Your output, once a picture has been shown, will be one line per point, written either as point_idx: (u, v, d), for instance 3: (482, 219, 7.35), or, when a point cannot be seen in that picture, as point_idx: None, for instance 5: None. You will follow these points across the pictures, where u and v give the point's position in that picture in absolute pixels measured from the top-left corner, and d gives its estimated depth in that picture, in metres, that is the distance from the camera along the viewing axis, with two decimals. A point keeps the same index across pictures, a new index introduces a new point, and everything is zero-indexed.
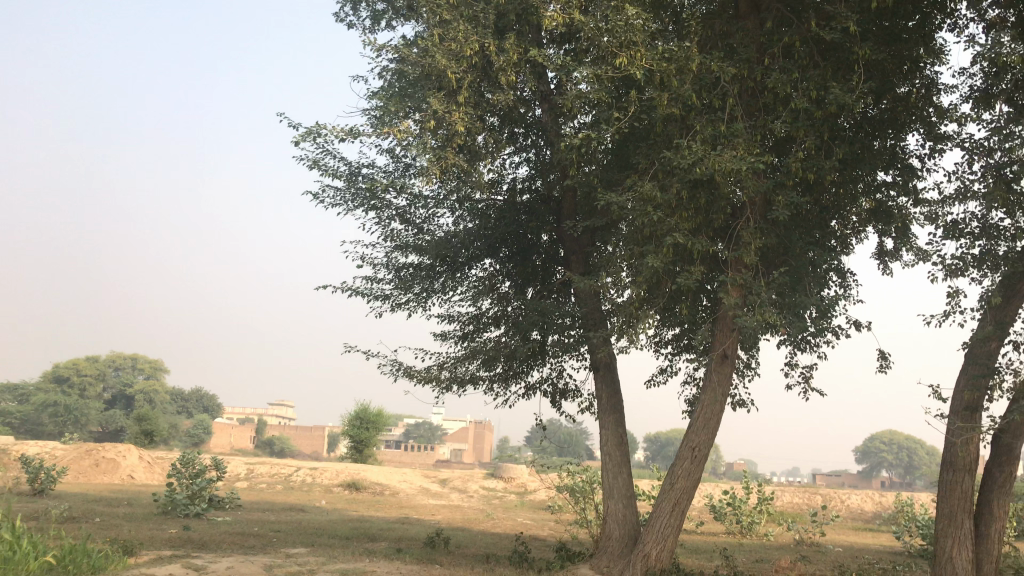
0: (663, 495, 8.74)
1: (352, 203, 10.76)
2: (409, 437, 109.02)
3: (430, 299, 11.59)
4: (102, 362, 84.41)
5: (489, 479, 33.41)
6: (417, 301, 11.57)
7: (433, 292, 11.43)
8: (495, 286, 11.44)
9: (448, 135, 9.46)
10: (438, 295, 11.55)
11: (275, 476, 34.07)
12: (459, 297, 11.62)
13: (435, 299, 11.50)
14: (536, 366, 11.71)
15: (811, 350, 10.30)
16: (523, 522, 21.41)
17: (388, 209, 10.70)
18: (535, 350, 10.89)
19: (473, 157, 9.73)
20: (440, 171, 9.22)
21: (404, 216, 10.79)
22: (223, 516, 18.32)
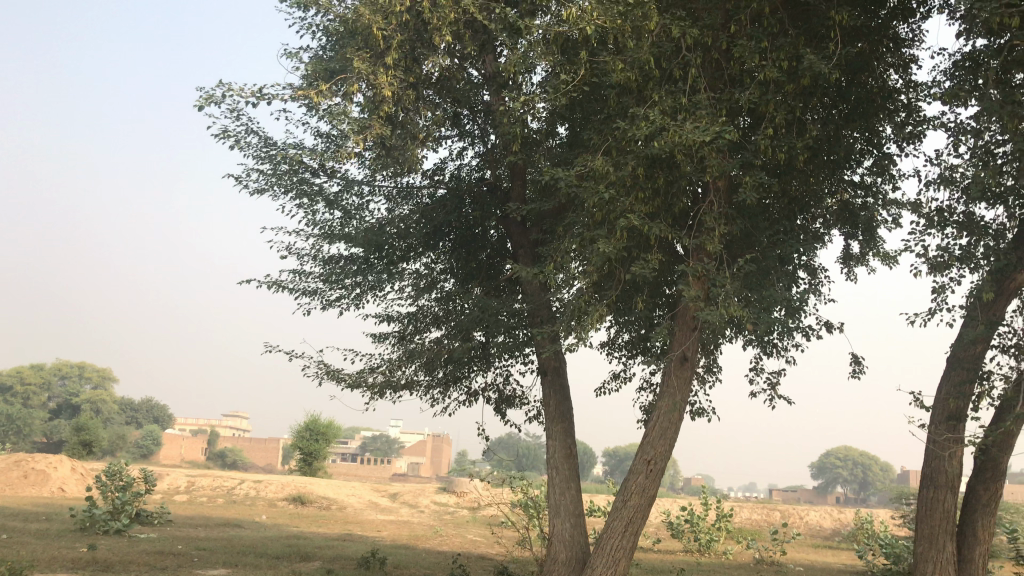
0: (615, 513, 7.81)
1: (277, 187, 9.90)
2: (364, 450, 107.07)
3: (365, 296, 10.74)
4: (47, 371, 81.75)
5: (441, 493, 32.30)
6: (350, 298, 10.70)
7: (368, 288, 10.57)
8: (436, 283, 10.64)
9: (375, 101, 8.81)
10: (373, 292, 10.71)
11: (217, 488, 32.64)
12: (397, 294, 10.78)
13: (370, 296, 10.65)
14: (479, 372, 10.90)
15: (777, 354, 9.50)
16: (473, 539, 20.41)
17: (317, 194, 9.86)
18: (477, 351, 10.06)
19: (403, 133, 9.07)
20: (363, 137, 8.61)
21: (335, 203, 9.95)
22: (147, 533, 17.04)
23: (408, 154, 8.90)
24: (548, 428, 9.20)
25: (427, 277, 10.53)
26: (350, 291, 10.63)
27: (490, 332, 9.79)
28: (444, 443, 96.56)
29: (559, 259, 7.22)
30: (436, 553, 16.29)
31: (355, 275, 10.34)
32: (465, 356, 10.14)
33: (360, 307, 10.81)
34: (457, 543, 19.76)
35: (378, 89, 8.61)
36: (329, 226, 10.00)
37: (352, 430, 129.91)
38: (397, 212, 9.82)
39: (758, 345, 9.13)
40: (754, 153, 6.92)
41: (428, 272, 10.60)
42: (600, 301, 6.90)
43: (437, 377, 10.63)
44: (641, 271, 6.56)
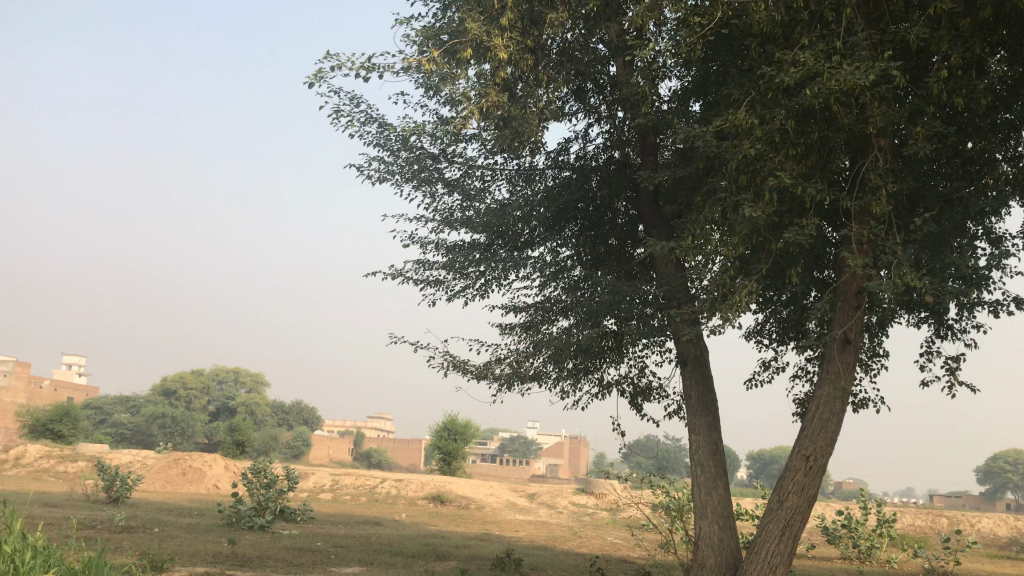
0: (770, 516, 6.99)
1: (398, 173, 9.63)
2: (504, 451, 107.88)
3: (490, 285, 10.31)
4: (206, 376, 86.64)
5: (579, 494, 31.70)
6: (475, 288, 10.30)
7: (493, 277, 10.12)
8: (564, 270, 10.08)
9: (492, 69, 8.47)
10: (499, 281, 10.25)
11: (360, 487, 33.26)
12: (523, 283, 10.30)
13: (495, 285, 10.21)
14: (612, 363, 10.26)
15: (954, 336, 8.35)
16: (613, 542, 19.72)
17: (437, 178, 9.51)
18: (608, 340, 9.43)
19: (524, 104, 8.74)
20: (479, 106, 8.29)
21: (457, 187, 9.57)
22: (289, 530, 17.27)
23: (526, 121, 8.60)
24: (690, 421, 8.42)
25: (554, 264, 9.97)
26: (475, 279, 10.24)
27: (623, 319, 9.14)
28: (583, 444, 95.98)
29: (699, 230, 6.48)
30: (574, 556, 15.69)
31: (479, 263, 9.92)
32: (596, 346, 9.53)
33: (485, 297, 10.38)
34: (597, 545, 19.09)
35: (495, 56, 8.24)
36: (450, 210, 9.64)
37: (491, 431, 131.28)
38: (518, 192, 9.29)
39: (932, 325, 8.05)
40: (927, 100, 5.91)
41: (555, 258, 10.04)
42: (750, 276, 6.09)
43: (566, 369, 10.05)
44: (796, 238, 5.71)
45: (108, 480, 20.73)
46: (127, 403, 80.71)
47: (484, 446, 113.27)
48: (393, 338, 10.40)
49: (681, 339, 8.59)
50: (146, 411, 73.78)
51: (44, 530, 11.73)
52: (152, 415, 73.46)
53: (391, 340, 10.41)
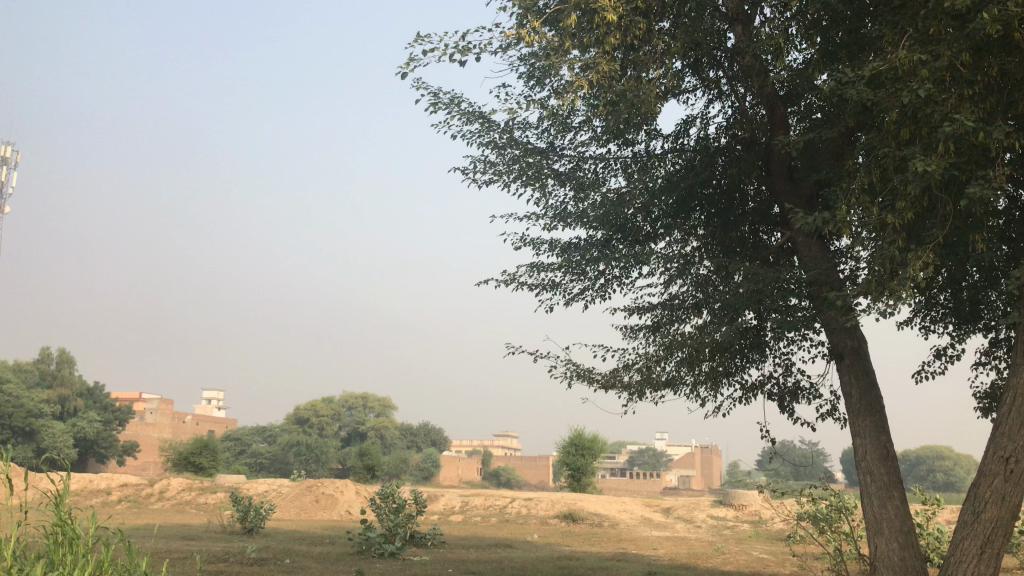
0: (965, 530, 5.92)
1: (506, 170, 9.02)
2: (633, 464, 105.85)
3: (612, 288, 9.54)
4: (336, 403, 88.74)
5: (716, 507, 30.23)
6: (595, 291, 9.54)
7: (614, 278, 9.36)
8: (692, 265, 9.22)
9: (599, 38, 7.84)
10: (621, 282, 9.48)
11: (490, 507, 32.79)
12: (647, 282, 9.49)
13: (617, 286, 9.44)
14: (753, 364, 9.30)
15: None
16: (759, 557, 18.40)
17: (547, 170, 8.85)
18: (748, 336, 8.50)
19: (637, 75, 8.03)
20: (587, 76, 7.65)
21: (569, 180, 8.87)
22: (420, 556, 16.82)
23: (642, 91, 7.92)
24: (853, 424, 7.42)
25: (681, 258, 9.13)
26: (594, 280, 9.52)
27: (764, 312, 8.20)
28: (714, 454, 93.16)
29: (854, 201, 5.58)
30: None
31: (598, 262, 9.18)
32: (735, 344, 8.61)
33: (607, 301, 9.62)
34: (743, 561, 17.82)
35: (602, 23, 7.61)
36: (564, 205, 8.96)
37: (618, 444, 129.47)
38: (634, 177, 8.53)
39: None
40: None
41: (681, 252, 9.20)
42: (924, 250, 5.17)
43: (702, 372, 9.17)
44: (988, 195, 4.75)
45: (242, 511, 20.88)
46: (264, 433, 83.54)
47: (611, 460, 111.59)
48: (510, 350, 9.77)
49: (833, 330, 7.65)
50: (282, 440, 76.12)
51: (176, 565, 11.60)
52: (288, 444, 75.68)
53: (509, 353, 9.79)
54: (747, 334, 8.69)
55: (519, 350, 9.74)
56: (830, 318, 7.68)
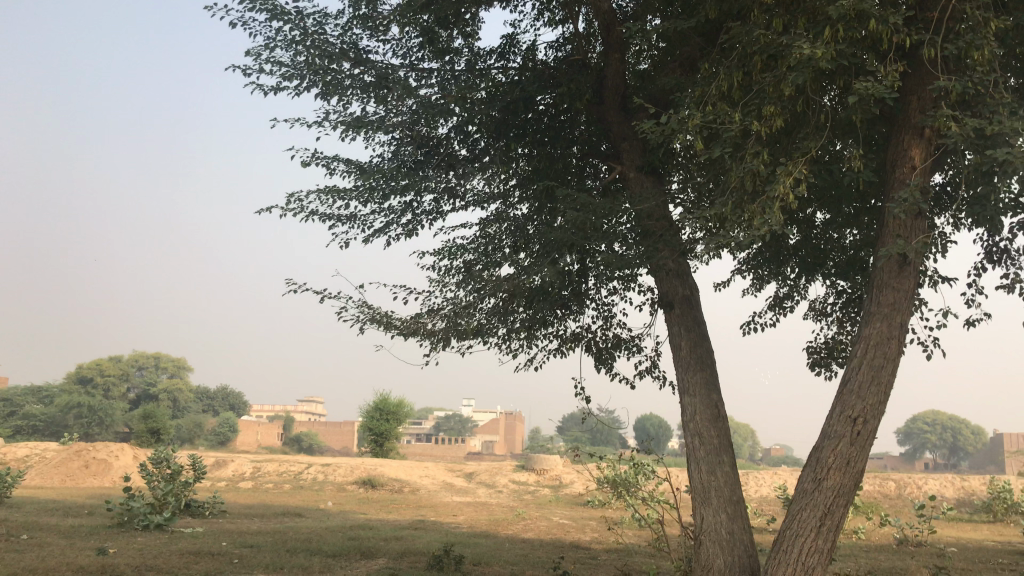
0: (804, 499, 5.21)
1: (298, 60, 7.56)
2: (438, 430, 105.84)
3: (418, 221, 8.32)
4: (124, 363, 82.16)
5: (518, 472, 30.00)
6: (398, 222, 8.27)
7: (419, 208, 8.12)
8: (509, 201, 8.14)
9: None
10: (427, 215, 8.27)
11: (283, 474, 30.86)
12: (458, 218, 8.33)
13: (425, 218, 8.23)
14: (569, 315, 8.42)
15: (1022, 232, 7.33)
16: (561, 522, 18.02)
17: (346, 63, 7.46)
18: (567, 279, 7.52)
19: None
20: None
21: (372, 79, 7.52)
22: (193, 527, 14.96)
23: None
24: (682, 380, 6.66)
25: (497, 192, 8.02)
26: (396, 211, 8.25)
27: (587, 250, 7.25)
28: (517, 420, 94.46)
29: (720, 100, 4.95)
30: (523, 544, 13.88)
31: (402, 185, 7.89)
32: (553, 288, 7.62)
33: (411, 236, 8.39)
34: (545, 526, 17.29)
35: None
36: (364, 110, 7.60)
37: (425, 411, 129.36)
38: (449, 91, 7.28)
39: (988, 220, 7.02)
40: None
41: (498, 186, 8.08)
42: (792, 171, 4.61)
43: (517, 320, 8.16)
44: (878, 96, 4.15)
45: None
46: (38, 393, 76.05)
47: (416, 426, 110.97)
48: (295, 288, 8.33)
49: (663, 274, 6.94)
50: (60, 401, 69.49)
51: None
52: (68, 406, 69.15)
53: (293, 293, 8.34)
54: (567, 278, 7.74)
55: (305, 288, 8.33)
56: (662, 260, 6.87)
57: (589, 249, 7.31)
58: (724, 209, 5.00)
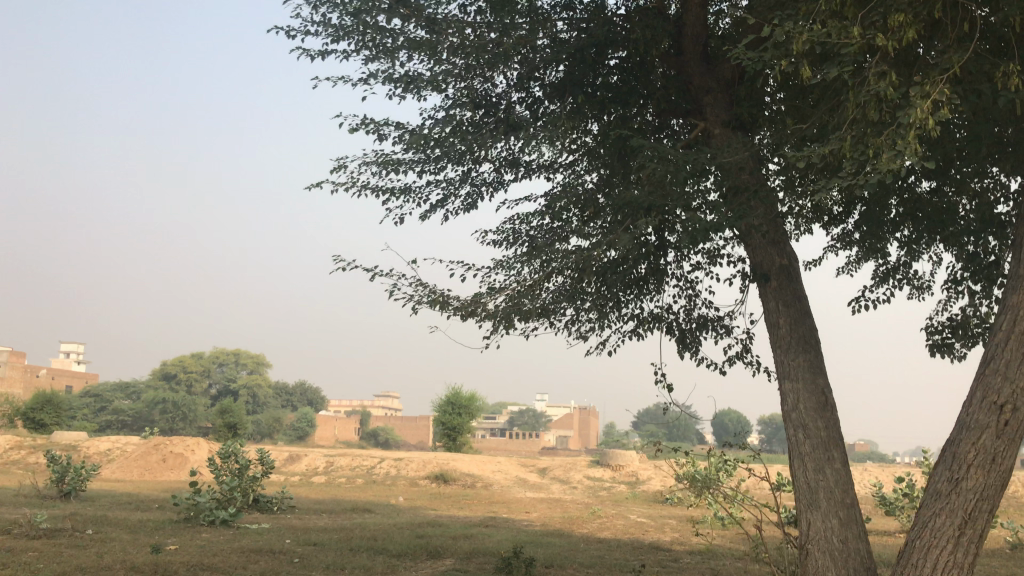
0: (942, 501, 4.97)
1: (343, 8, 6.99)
2: (512, 425, 105.60)
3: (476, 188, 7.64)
4: (207, 360, 84.10)
5: (593, 467, 29.19)
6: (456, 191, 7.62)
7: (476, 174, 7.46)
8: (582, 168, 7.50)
9: None
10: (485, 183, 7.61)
11: (355, 469, 30.65)
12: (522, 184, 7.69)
13: (482, 185, 7.55)
14: (641, 291, 7.80)
15: None
16: (637, 520, 17.21)
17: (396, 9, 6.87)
18: (641, 250, 6.82)
19: None
20: None
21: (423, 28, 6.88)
22: (260, 523, 14.63)
23: None
24: (782, 364, 6.41)
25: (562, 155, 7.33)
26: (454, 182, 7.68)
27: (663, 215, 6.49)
28: (591, 415, 93.37)
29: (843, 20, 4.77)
30: (598, 544, 13.12)
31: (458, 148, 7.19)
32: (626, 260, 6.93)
33: (468, 205, 7.73)
34: (621, 525, 16.47)
35: None
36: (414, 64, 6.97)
37: (498, 406, 129.18)
38: (503, 46, 6.63)
39: None
40: None
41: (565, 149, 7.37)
42: (925, 97, 4.45)
43: (587, 300, 7.48)
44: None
45: (58, 471, 18.00)
46: (127, 389, 78.39)
47: (489, 422, 110.81)
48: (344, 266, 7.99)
49: (761, 239, 6.37)
50: (147, 396, 71.36)
51: None
52: (154, 401, 70.95)
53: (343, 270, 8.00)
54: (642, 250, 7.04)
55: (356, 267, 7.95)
56: (755, 220, 6.15)
57: (668, 215, 6.59)
58: (842, 144, 4.89)
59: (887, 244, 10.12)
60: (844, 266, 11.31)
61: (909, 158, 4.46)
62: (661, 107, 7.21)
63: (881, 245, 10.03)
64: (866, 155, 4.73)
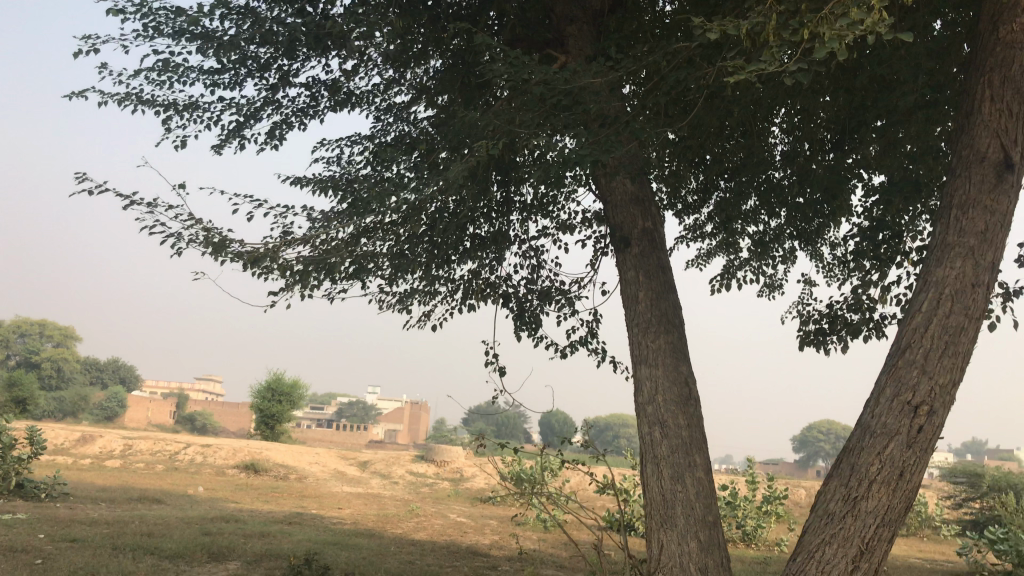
0: (839, 525, 4.46)
1: None
2: (340, 417, 102.55)
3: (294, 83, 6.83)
4: (5, 328, 76.54)
5: (416, 462, 28.01)
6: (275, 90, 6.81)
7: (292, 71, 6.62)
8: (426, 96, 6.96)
9: None
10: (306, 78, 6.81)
11: (157, 454, 27.97)
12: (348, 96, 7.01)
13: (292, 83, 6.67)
14: (462, 258, 6.91)
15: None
16: (458, 519, 16.21)
17: None
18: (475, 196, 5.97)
19: None
20: None
21: None
22: (15, 514, 12.41)
23: None
24: (643, 351, 5.94)
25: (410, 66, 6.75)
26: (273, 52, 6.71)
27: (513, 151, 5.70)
28: (422, 410, 92.22)
29: None
30: (410, 547, 11.91)
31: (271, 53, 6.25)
32: (459, 208, 6.06)
33: (283, 107, 6.87)
34: (440, 525, 15.37)
35: None
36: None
37: (324, 398, 125.15)
38: None
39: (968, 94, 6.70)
40: None
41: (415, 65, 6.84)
42: None
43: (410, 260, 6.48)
44: None
45: None
46: None
47: (317, 412, 107.21)
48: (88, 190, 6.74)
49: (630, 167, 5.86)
50: None
51: None
52: None
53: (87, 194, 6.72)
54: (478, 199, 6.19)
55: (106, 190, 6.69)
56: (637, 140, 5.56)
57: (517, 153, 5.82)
58: (772, 23, 4.50)
59: (739, 239, 9.62)
60: (693, 259, 10.74)
61: (872, 23, 4.14)
62: (518, 37, 6.67)
63: (734, 240, 9.50)
64: (810, 28, 4.35)
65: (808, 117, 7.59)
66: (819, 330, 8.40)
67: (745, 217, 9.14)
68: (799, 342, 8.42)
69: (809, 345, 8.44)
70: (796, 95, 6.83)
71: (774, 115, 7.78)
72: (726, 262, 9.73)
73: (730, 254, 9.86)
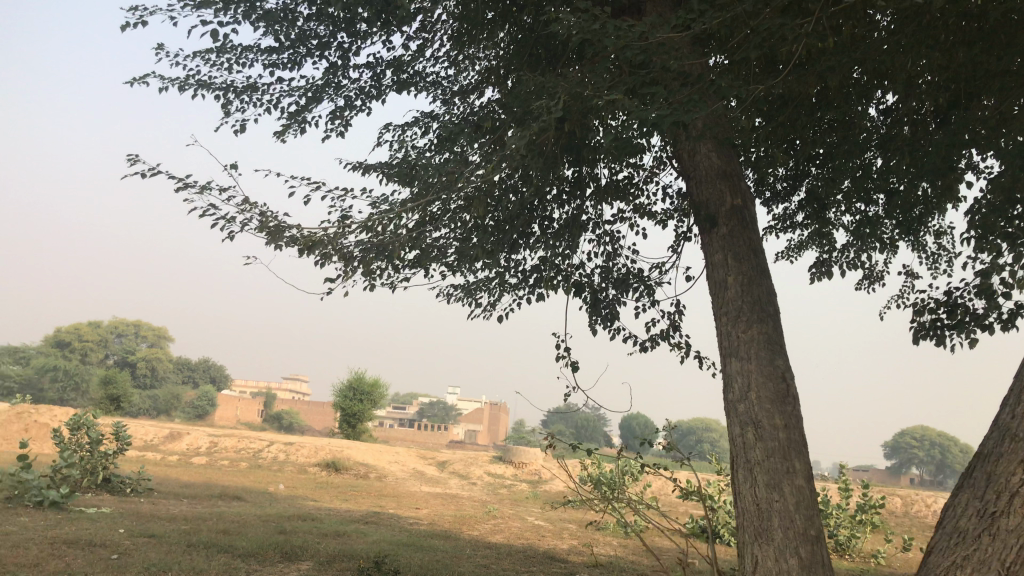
0: (975, 544, 3.90)
1: None
2: (421, 417, 103.46)
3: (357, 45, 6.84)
4: (103, 328, 79.64)
5: (495, 463, 27.77)
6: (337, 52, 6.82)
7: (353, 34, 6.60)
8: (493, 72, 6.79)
9: None
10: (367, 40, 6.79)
11: (241, 452, 28.42)
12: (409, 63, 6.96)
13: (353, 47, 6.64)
14: (530, 241, 6.61)
15: None
16: (536, 522, 15.83)
17: None
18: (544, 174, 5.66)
19: None
20: None
21: None
22: (100, 508, 12.55)
23: None
24: (735, 344, 5.49)
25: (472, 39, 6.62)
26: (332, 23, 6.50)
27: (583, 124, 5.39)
28: (502, 412, 92.32)
29: None
30: (486, 550, 11.59)
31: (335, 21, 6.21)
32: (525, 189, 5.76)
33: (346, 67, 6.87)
34: (517, 528, 15.03)
35: None
36: None
37: (406, 398, 126.54)
38: None
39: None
40: None
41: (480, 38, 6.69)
42: None
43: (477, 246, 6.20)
44: None
45: None
46: (14, 353, 73.47)
47: (398, 412, 108.41)
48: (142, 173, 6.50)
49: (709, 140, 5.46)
50: (36, 363, 66.86)
51: None
52: (42, 368, 66.49)
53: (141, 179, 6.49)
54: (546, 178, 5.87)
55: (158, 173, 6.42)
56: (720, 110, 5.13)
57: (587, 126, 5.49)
58: None
59: (833, 229, 8.97)
60: (782, 252, 10.10)
61: None
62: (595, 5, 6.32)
63: (827, 229, 8.86)
64: None
65: (908, 92, 6.94)
66: (935, 323, 7.68)
67: (839, 204, 8.50)
68: (913, 338, 7.71)
69: (926, 340, 7.72)
70: (899, 64, 6.26)
71: (870, 92, 7.16)
72: (820, 254, 9.08)
73: (823, 244, 9.21)
